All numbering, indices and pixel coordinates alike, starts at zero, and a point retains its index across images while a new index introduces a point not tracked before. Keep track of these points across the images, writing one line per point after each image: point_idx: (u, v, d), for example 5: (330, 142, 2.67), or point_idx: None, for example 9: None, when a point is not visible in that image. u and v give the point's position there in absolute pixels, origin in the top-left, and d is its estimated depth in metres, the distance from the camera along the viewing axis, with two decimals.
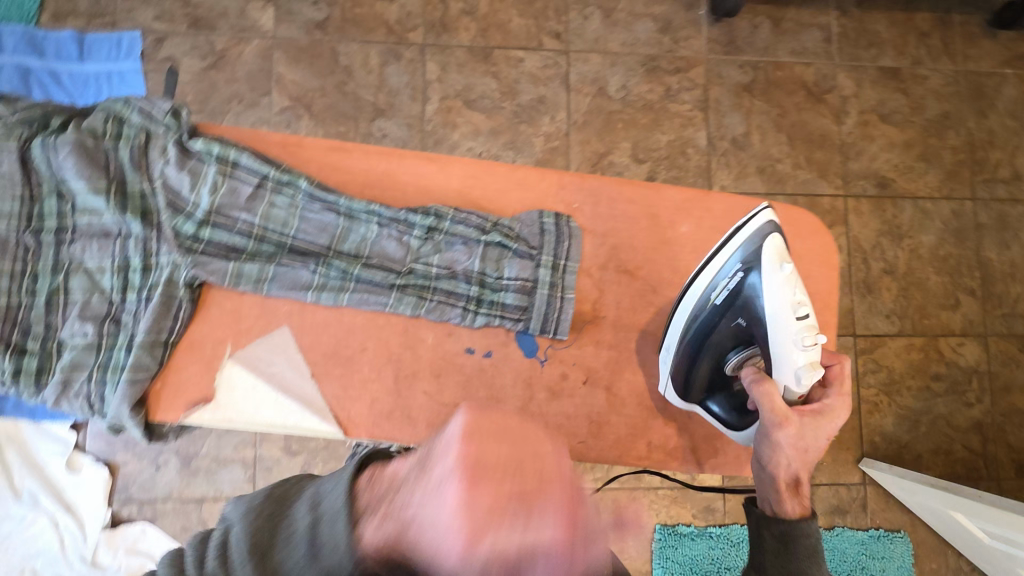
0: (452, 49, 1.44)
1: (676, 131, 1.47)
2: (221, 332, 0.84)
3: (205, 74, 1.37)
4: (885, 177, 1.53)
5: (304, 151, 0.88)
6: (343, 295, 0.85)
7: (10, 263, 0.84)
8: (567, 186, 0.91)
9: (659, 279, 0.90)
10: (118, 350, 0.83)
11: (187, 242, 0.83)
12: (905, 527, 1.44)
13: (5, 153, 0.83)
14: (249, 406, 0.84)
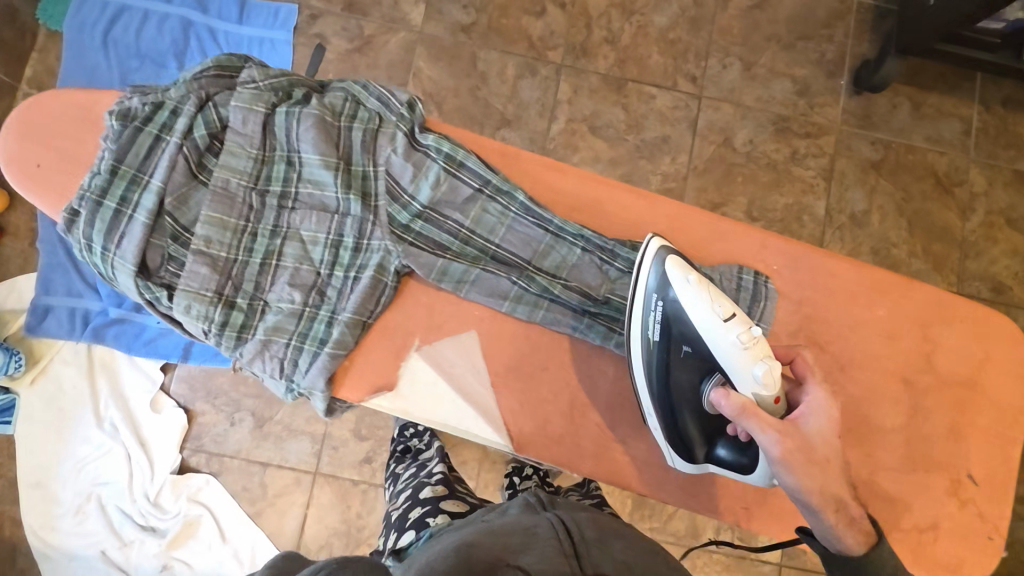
0: (588, 73, 1.44)
1: (795, 195, 1.45)
2: (414, 324, 0.84)
3: (349, 56, 1.41)
4: (1002, 283, 1.45)
5: (520, 165, 0.89)
6: (537, 312, 0.84)
7: (231, 219, 0.80)
8: (771, 248, 0.87)
9: (849, 358, 0.84)
10: (319, 322, 0.81)
11: (399, 231, 0.84)
12: None
13: (251, 116, 0.82)
14: (429, 405, 0.83)
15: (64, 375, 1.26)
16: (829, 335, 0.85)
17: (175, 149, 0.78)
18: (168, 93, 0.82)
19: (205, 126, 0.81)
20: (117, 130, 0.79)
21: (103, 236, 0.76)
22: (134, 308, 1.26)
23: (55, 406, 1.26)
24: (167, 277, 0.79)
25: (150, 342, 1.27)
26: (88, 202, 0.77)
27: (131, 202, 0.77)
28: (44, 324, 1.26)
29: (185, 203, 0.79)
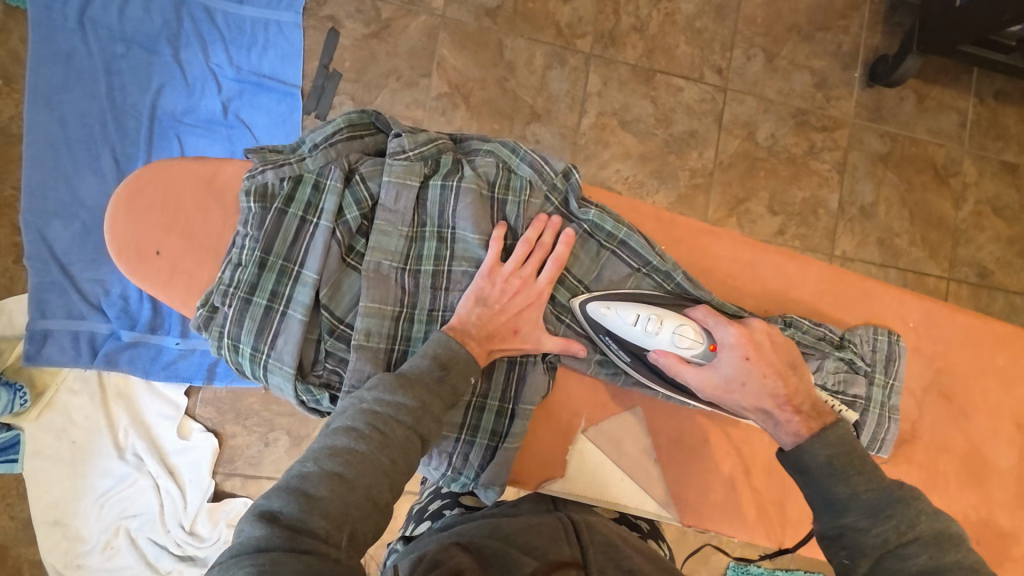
0: (617, 64, 1.40)
1: (812, 189, 1.50)
2: (575, 406, 0.78)
3: (366, 43, 1.29)
4: (987, 268, 1.60)
5: (676, 232, 0.78)
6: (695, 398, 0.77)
7: (389, 306, 0.70)
8: (908, 304, 0.76)
9: (976, 406, 0.75)
10: (489, 413, 0.73)
11: (559, 311, 0.76)
12: None
13: (404, 190, 0.70)
14: (596, 485, 0.78)
15: (74, 406, 1.17)
16: (957, 386, 0.75)
17: (328, 235, 0.68)
18: (305, 162, 0.69)
19: (356, 205, 0.70)
20: (258, 214, 0.67)
21: (253, 335, 0.66)
22: (149, 329, 1.17)
23: (67, 440, 1.16)
24: (325, 375, 0.69)
25: (169, 366, 1.17)
26: (234, 299, 0.66)
27: (283, 296, 0.67)
28: (45, 351, 1.13)
29: (339, 293, 0.69)
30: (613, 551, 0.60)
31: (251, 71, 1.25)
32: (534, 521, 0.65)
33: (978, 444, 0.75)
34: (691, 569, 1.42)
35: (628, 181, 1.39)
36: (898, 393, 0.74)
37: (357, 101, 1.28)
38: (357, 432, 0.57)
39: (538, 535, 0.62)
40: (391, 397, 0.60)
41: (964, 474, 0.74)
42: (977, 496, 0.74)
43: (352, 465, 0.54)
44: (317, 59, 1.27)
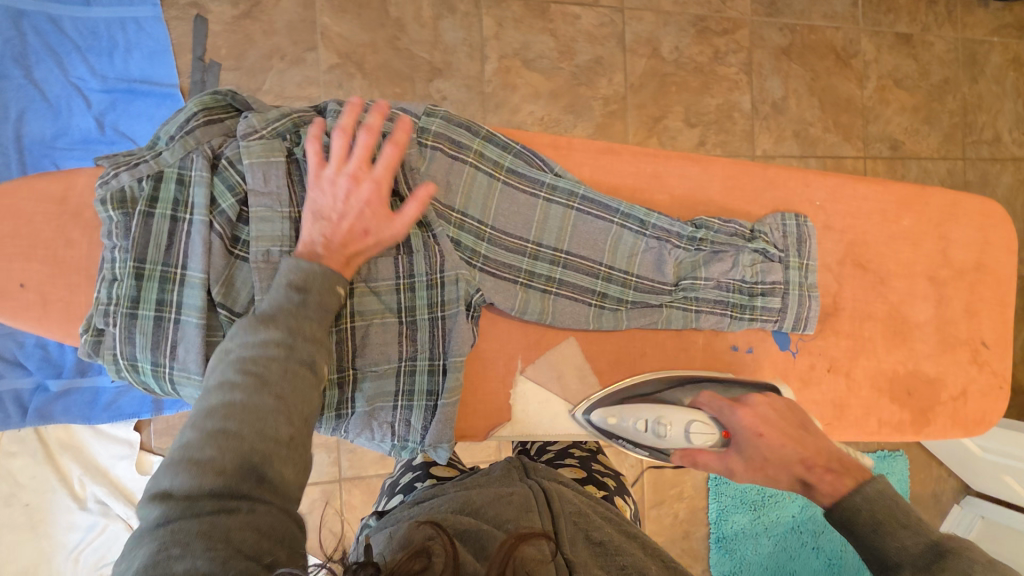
0: (508, 2, 1.35)
1: (724, 95, 1.51)
2: (510, 347, 0.76)
3: (238, 25, 1.20)
4: (896, 139, 1.66)
5: (576, 156, 0.77)
6: (621, 318, 0.76)
7: None
8: (812, 183, 0.79)
9: (891, 269, 0.79)
10: (421, 374, 0.72)
11: (469, 256, 0.73)
12: (903, 448, 1.67)
13: (273, 168, 0.66)
14: (546, 419, 0.78)
15: (17, 468, 1.11)
16: (869, 254, 0.79)
17: (205, 229, 0.64)
18: (162, 157, 0.64)
19: (229, 191, 0.66)
20: (120, 222, 0.63)
21: (152, 351, 0.63)
22: (79, 372, 1.11)
23: (20, 503, 1.11)
24: None
25: (111, 406, 1.12)
26: (117, 317, 0.62)
27: (173, 302, 0.64)
28: None
29: (232, 288, 0.66)
30: (582, 521, 0.60)
31: (119, 78, 1.15)
32: (504, 491, 0.62)
33: (897, 304, 0.79)
34: (676, 481, 1.50)
35: (544, 122, 1.38)
36: (813, 271, 0.77)
37: (244, 90, 1.21)
38: (228, 390, 0.51)
39: (508, 505, 0.60)
40: (254, 338, 0.55)
41: (889, 334, 0.79)
42: (903, 352, 0.79)
43: (232, 416, 0.50)
44: (189, 51, 1.18)
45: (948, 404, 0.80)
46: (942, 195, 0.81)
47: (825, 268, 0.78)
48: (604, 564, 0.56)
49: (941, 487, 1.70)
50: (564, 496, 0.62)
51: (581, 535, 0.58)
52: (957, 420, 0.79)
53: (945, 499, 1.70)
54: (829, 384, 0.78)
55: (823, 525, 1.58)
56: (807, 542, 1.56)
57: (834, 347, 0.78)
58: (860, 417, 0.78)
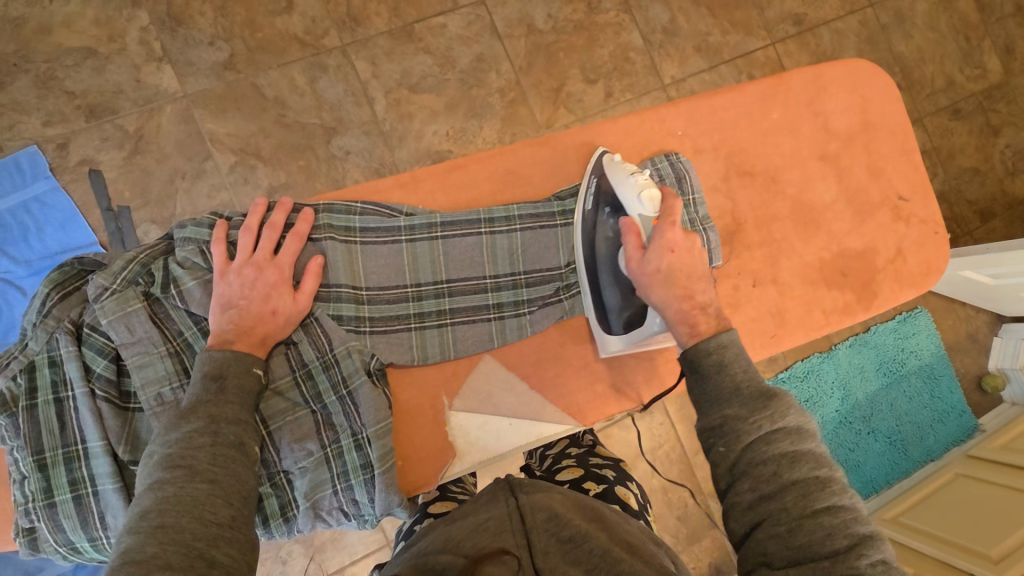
0: (373, 39, 1.35)
1: (613, 41, 1.49)
2: (430, 387, 0.79)
3: (131, 163, 1.22)
4: (798, 14, 1.63)
5: (425, 185, 0.82)
6: (525, 325, 0.80)
7: None
8: (668, 116, 0.86)
9: (774, 166, 0.87)
10: (349, 452, 0.73)
11: (355, 324, 0.75)
12: (921, 303, 1.63)
13: (133, 318, 0.68)
14: (491, 441, 0.79)
15: None
16: (752, 159, 0.87)
17: (88, 399, 0.67)
18: (30, 349, 0.68)
19: (100, 354, 0.68)
20: (10, 424, 0.67)
21: (84, 528, 0.68)
22: None
23: None
24: None
25: None
26: (39, 511, 0.67)
27: (88, 475, 0.68)
28: None
29: (138, 441, 0.69)
30: (554, 524, 0.61)
31: (42, 257, 1.17)
32: (481, 518, 0.63)
33: (798, 196, 0.86)
34: None
35: (450, 136, 1.37)
36: (700, 203, 0.82)
37: (160, 221, 1.22)
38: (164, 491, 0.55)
39: (484, 532, 0.61)
40: (176, 434, 0.59)
41: (801, 225, 0.86)
42: (822, 239, 0.86)
43: (167, 511, 0.54)
44: (96, 206, 1.20)
45: (887, 269, 0.87)
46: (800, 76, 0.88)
47: (712, 190, 0.86)
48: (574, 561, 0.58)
49: (973, 326, 1.66)
50: (535, 505, 0.63)
51: (551, 539, 0.60)
52: (900, 281, 0.87)
53: (982, 335, 1.67)
54: (758, 299, 0.84)
55: (871, 407, 1.56)
56: (861, 429, 1.55)
57: (751, 261, 0.84)
58: (804, 315, 0.84)
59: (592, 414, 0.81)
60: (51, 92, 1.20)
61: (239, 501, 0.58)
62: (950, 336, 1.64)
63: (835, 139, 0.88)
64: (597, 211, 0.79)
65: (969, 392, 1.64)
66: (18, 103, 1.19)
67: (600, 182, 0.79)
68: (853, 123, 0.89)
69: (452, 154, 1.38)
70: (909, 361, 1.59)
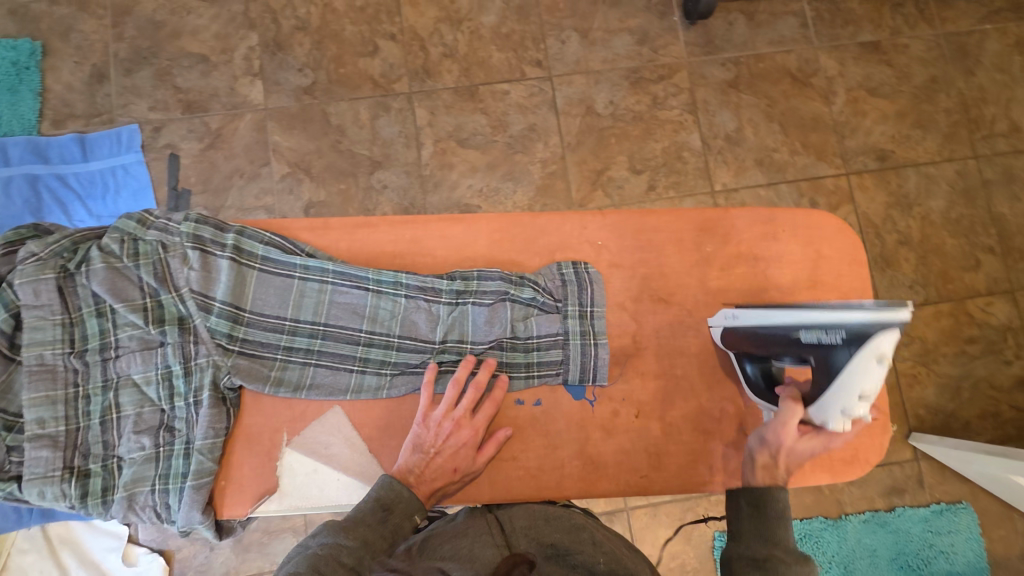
0: (438, 92, 1.46)
1: (669, 137, 1.49)
2: (275, 420, 0.83)
3: (204, 155, 1.40)
4: (884, 149, 1.53)
5: (332, 233, 0.87)
6: (382, 390, 0.83)
7: (58, 391, 0.78)
8: (590, 225, 0.89)
9: (693, 300, 0.87)
10: (177, 457, 0.79)
11: (226, 342, 0.80)
12: (968, 497, 1.40)
13: (42, 284, 0.77)
14: (312, 491, 0.81)
15: (26, 565, 1.20)
16: (670, 288, 0.87)
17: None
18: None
19: (3, 308, 0.77)
20: None
21: None
22: None
23: None
24: (14, 469, 0.76)
25: None
26: None
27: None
28: None
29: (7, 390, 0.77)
30: (533, 532, 0.73)
31: (110, 215, 1.36)
32: (461, 526, 0.75)
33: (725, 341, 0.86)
34: (674, 553, 1.35)
35: (482, 192, 1.43)
36: (598, 315, 0.86)
37: (210, 209, 1.38)
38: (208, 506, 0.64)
39: (465, 536, 0.73)
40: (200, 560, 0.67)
41: (707, 371, 0.86)
42: (726, 390, 0.85)
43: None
44: (165, 184, 1.39)
45: None
46: (745, 214, 0.89)
47: (618, 307, 0.87)
48: (557, 562, 0.69)
49: None
50: (513, 517, 0.76)
51: (534, 544, 0.72)
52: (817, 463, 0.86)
53: None
54: (638, 431, 0.84)
55: None
56: None
57: (639, 391, 0.84)
58: (686, 465, 0.83)
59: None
60: (164, 84, 1.42)
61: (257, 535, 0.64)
62: (998, 548, 1.38)
63: (774, 289, 0.87)
64: (805, 348, 0.72)
65: None
66: (136, 88, 1.42)
67: (840, 354, 0.69)
68: (800, 277, 0.87)
69: (480, 210, 1.43)
70: (937, 562, 1.36)
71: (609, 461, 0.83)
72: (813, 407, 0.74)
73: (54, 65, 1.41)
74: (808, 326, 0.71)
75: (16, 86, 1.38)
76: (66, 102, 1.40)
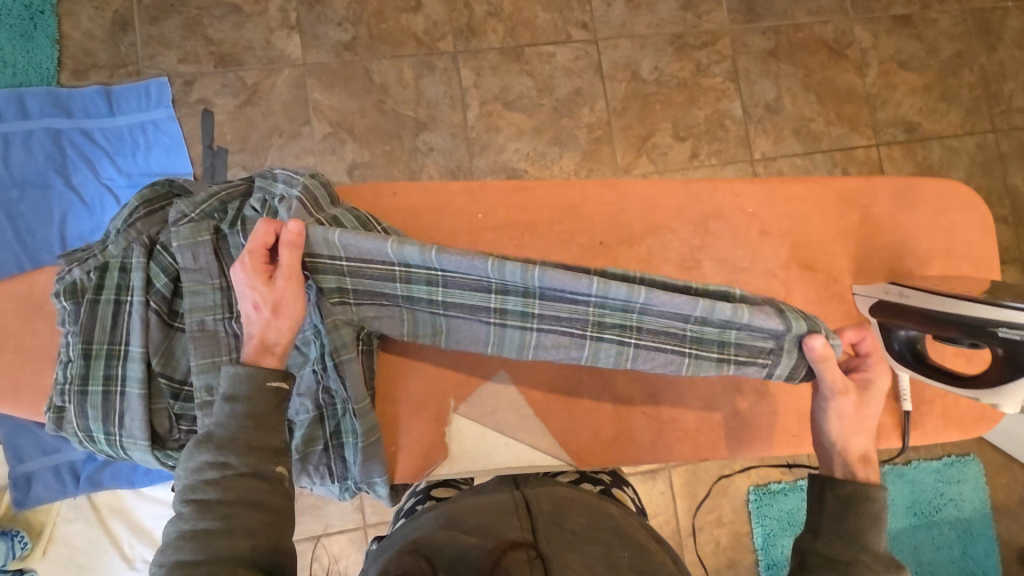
0: (483, 52, 1.42)
1: (712, 105, 1.50)
2: (440, 388, 0.81)
3: (241, 112, 1.34)
4: (912, 122, 1.58)
5: (488, 197, 0.84)
6: (527, 349, 0.76)
7: (222, 357, 0.74)
8: (742, 192, 0.88)
9: (839, 268, 0.88)
10: (344, 417, 0.77)
11: (338, 295, 0.73)
12: (976, 451, 1.51)
13: (200, 247, 0.73)
14: (481, 454, 0.82)
15: (75, 534, 1.17)
16: (817, 255, 0.88)
17: (141, 308, 0.73)
18: (107, 251, 0.75)
19: (162, 273, 0.74)
20: (72, 311, 0.74)
21: (103, 421, 0.73)
22: None
23: (78, 568, 1.16)
24: (183, 436, 0.75)
25: (150, 470, 1.19)
26: (72, 394, 0.73)
27: (120, 375, 0.73)
28: (31, 493, 1.15)
29: (170, 357, 0.74)
30: (557, 516, 0.73)
31: (142, 174, 1.29)
32: (489, 501, 0.76)
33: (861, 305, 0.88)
34: (714, 507, 1.41)
35: (529, 157, 1.41)
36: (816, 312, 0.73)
37: (248, 168, 1.33)
38: (230, 423, 0.67)
39: (488, 513, 0.73)
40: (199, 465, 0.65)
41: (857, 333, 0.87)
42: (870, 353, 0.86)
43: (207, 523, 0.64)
44: (199, 142, 1.32)
45: (941, 401, 0.87)
46: (884, 183, 0.90)
47: (770, 275, 0.87)
48: (574, 550, 0.68)
49: None
50: (542, 498, 0.75)
51: (557, 528, 0.71)
52: (949, 419, 0.87)
53: None
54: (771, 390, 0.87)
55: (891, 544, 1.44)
56: None
57: None
58: None
59: (588, 457, 0.82)
60: (194, 35, 1.33)
61: (262, 529, 0.65)
62: (1001, 496, 1.50)
63: (911, 257, 0.89)
64: (995, 342, 0.71)
65: (1007, 562, 1.47)
66: (164, 38, 1.33)
67: None
68: (934, 246, 0.90)
69: (527, 174, 1.42)
70: (947, 509, 1.47)
71: (762, 421, 0.85)
72: (982, 397, 0.74)
73: (71, 10, 1.30)
74: (1014, 325, 0.70)
75: (30, 32, 1.28)
76: (87, 51, 1.30)
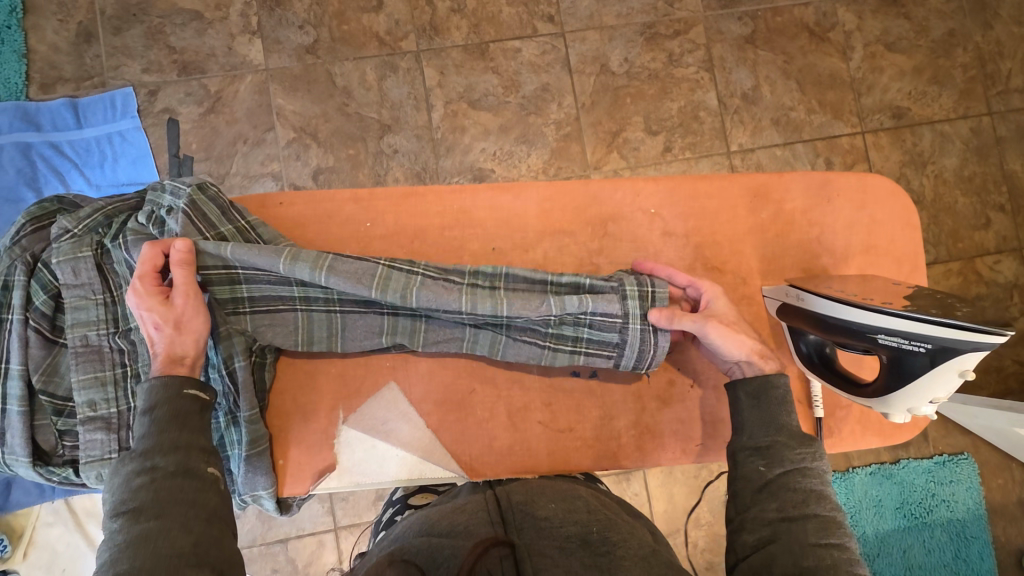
0: (447, 50, 1.40)
1: (686, 96, 1.45)
2: (330, 397, 0.83)
3: (205, 120, 1.34)
4: (900, 107, 1.51)
5: (378, 204, 0.85)
6: (418, 335, 0.81)
7: (106, 372, 0.77)
8: (644, 192, 0.88)
9: (748, 268, 0.88)
10: (228, 428, 0.79)
11: (234, 306, 0.77)
12: (969, 449, 1.45)
13: (80, 262, 0.76)
14: (373, 466, 0.83)
15: (55, 538, 1.21)
16: (725, 257, 0.88)
17: (21, 326, 0.76)
18: None
19: (42, 289, 0.77)
20: None
21: None
22: None
23: (58, 570, 1.20)
24: (68, 452, 0.78)
25: None
26: None
27: (2, 393, 0.76)
28: (12, 497, 1.18)
29: (54, 373, 0.77)
30: (529, 506, 0.72)
31: (111, 185, 1.31)
32: (461, 502, 0.74)
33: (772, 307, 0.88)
34: (688, 510, 1.39)
35: (496, 156, 1.39)
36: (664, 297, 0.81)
37: (214, 176, 1.33)
38: (151, 431, 0.66)
39: (462, 512, 0.71)
40: (122, 478, 0.64)
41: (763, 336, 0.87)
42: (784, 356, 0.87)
43: (132, 542, 0.60)
44: (165, 151, 1.33)
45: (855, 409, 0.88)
46: (798, 179, 0.90)
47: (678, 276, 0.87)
48: (550, 535, 0.68)
49: None
50: (511, 491, 0.74)
51: (528, 517, 0.70)
52: (866, 426, 0.87)
53: None
54: (693, 399, 0.87)
55: (879, 547, 1.40)
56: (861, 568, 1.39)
57: (695, 359, 0.87)
58: None
59: (482, 468, 0.84)
60: (156, 44, 1.34)
61: (200, 526, 0.63)
62: (996, 496, 1.44)
63: (827, 256, 0.89)
64: (880, 348, 0.73)
65: (1003, 565, 1.42)
66: (127, 48, 1.34)
67: (919, 361, 0.71)
68: (853, 242, 0.89)
69: (494, 174, 1.40)
70: (937, 510, 1.42)
71: (666, 430, 0.86)
72: (874, 402, 0.77)
73: (36, 23, 1.32)
74: (893, 331, 0.71)
75: None
76: (53, 64, 1.32)
